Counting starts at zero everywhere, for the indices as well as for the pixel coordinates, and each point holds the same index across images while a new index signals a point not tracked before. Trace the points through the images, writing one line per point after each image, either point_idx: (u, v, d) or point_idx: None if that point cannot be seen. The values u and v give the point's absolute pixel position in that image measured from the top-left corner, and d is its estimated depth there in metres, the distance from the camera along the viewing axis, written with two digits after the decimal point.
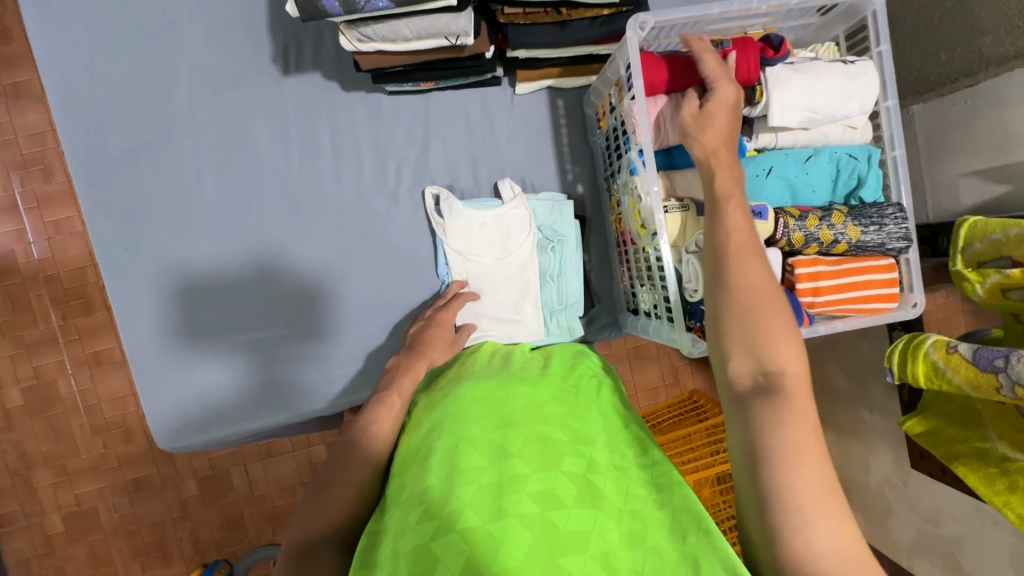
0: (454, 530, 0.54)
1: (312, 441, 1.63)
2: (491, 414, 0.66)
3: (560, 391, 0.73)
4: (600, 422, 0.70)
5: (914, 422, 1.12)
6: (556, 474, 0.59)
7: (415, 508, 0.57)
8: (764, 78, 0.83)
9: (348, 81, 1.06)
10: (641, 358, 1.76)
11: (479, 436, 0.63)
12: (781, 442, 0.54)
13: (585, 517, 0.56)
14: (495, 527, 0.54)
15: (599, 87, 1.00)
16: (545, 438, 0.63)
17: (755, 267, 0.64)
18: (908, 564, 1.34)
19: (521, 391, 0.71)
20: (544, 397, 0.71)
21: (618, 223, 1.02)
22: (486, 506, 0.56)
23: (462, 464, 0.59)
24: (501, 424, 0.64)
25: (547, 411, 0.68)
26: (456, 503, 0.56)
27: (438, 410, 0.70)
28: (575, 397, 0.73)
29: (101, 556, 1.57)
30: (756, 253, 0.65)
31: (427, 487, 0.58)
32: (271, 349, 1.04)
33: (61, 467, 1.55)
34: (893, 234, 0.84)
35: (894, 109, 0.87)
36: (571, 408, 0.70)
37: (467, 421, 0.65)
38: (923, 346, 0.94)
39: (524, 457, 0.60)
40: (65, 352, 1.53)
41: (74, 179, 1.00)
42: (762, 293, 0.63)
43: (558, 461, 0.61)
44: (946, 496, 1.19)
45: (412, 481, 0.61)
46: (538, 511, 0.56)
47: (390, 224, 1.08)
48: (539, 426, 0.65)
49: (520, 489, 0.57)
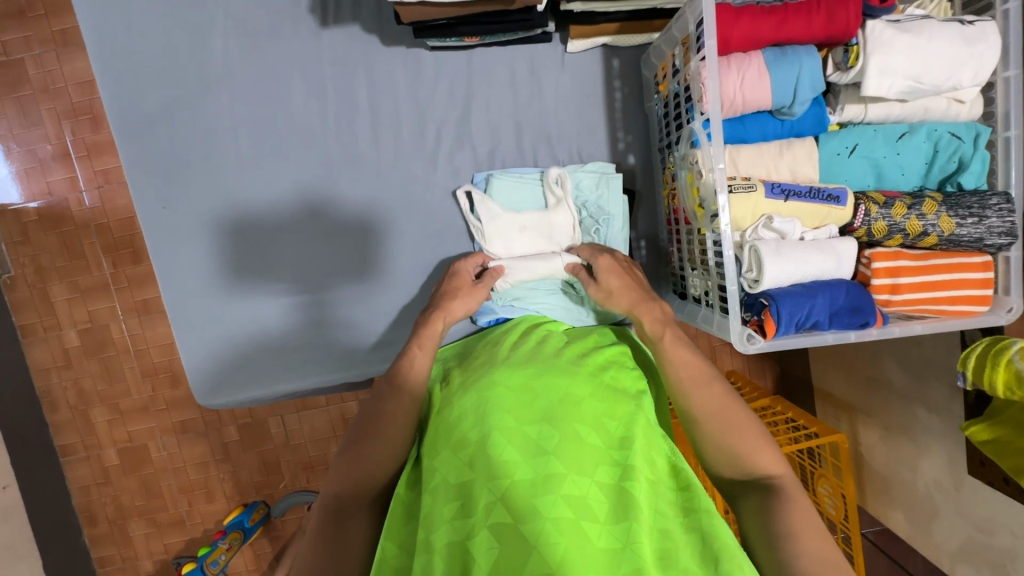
0: (487, 528, 0.55)
1: (345, 398, 1.67)
2: (526, 407, 0.66)
3: (597, 386, 0.71)
4: (640, 419, 0.67)
5: (979, 428, 1.02)
6: (589, 481, 0.59)
7: (450, 501, 0.59)
8: (861, 36, 0.73)
9: (388, 34, 1.00)
10: (679, 336, 1.69)
11: (515, 430, 0.63)
12: (789, 533, 0.60)
13: (617, 532, 0.55)
14: (526, 528, 0.54)
15: (661, 46, 0.90)
16: (580, 439, 0.62)
17: (706, 390, 0.71)
18: (949, 568, 1.28)
19: (556, 384, 0.69)
20: (583, 391, 0.68)
21: (672, 200, 0.95)
22: (520, 500, 0.56)
23: (496, 458, 0.60)
24: (538, 418, 0.64)
25: (583, 408, 0.66)
26: (489, 498, 0.57)
27: (470, 396, 0.69)
28: (613, 394, 0.70)
29: (151, 489, 1.67)
30: (708, 374, 0.73)
31: (462, 478, 0.60)
32: (305, 313, 1.04)
33: (114, 406, 1.63)
34: (994, 228, 0.75)
35: (1015, 80, 0.76)
36: (610, 407, 0.68)
37: (502, 411, 0.65)
38: (1007, 351, 0.85)
39: (558, 456, 0.60)
40: (115, 299, 1.58)
41: (115, 129, 0.99)
42: (722, 412, 0.69)
43: (593, 467, 0.60)
44: (1005, 508, 1.10)
45: (445, 469, 0.62)
46: (571, 515, 0.55)
47: (427, 190, 1.03)
48: (576, 426, 0.63)
49: (555, 489, 0.57)
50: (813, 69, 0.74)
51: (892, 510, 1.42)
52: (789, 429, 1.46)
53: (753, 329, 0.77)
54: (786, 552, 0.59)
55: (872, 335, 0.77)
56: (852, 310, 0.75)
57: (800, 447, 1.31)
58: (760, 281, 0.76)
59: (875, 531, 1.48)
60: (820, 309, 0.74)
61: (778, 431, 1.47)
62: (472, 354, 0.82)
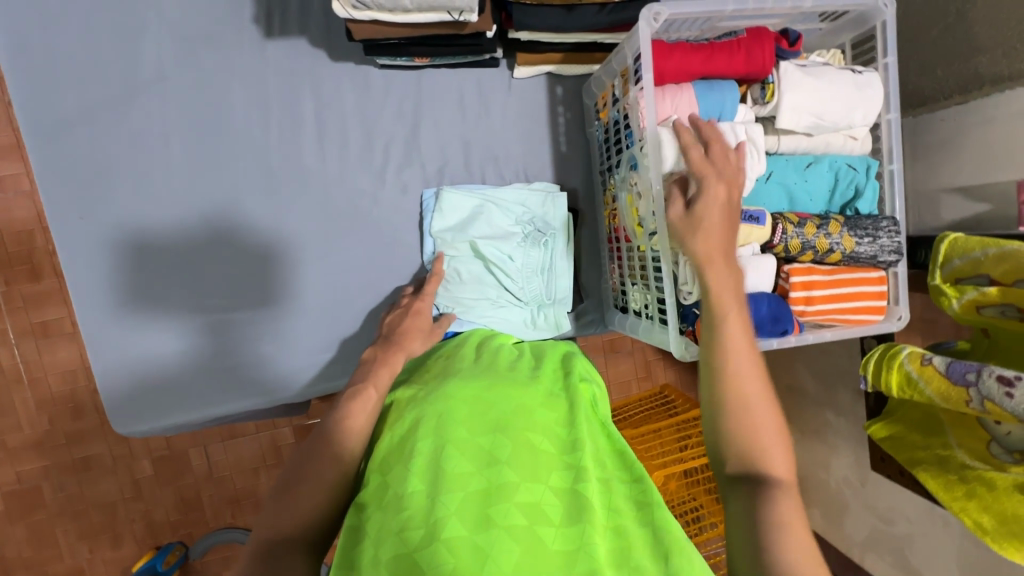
0: (439, 539, 0.55)
1: (277, 424, 1.57)
2: (479, 415, 0.66)
3: (550, 395, 0.73)
4: (588, 425, 0.69)
5: (878, 426, 1.15)
6: (543, 488, 0.60)
7: (398, 512, 0.58)
8: (775, 75, 0.83)
9: (335, 49, 1.00)
10: (616, 352, 1.79)
11: (468, 440, 0.63)
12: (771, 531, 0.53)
13: (571, 534, 0.57)
14: (482, 538, 0.55)
15: (602, 77, 0.96)
16: (533, 448, 0.64)
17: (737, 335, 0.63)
18: (858, 558, 1.41)
19: (510, 394, 0.70)
20: (535, 401, 0.70)
21: (612, 219, 1.00)
22: (471, 514, 0.57)
23: (450, 470, 0.60)
24: (490, 429, 0.65)
25: (536, 417, 0.68)
26: (441, 511, 0.57)
27: (423, 407, 0.69)
28: (567, 402, 0.72)
29: (43, 536, 1.48)
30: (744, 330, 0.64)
31: (411, 492, 0.59)
32: (237, 331, 0.99)
33: (0, 443, 1.44)
34: (885, 246, 0.86)
35: (896, 122, 0.88)
36: (561, 415, 0.70)
37: (455, 422, 0.65)
38: (898, 356, 0.96)
39: (512, 465, 0.61)
40: (8, 321, 1.42)
41: (25, 133, 0.91)
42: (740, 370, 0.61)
43: (547, 474, 0.62)
44: (901, 498, 1.24)
45: (395, 482, 0.61)
46: (526, 523, 0.57)
47: (375, 205, 1.03)
48: (528, 434, 0.65)
49: (508, 499, 0.58)
50: (734, 101, 0.83)
51: (809, 508, 1.54)
52: None
53: (689, 337, 0.83)
54: None
55: (791, 341, 0.85)
56: (773, 320, 0.83)
57: None
58: (694, 293, 0.82)
59: None
60: None
61: None
62: (424, 367, 0.82)
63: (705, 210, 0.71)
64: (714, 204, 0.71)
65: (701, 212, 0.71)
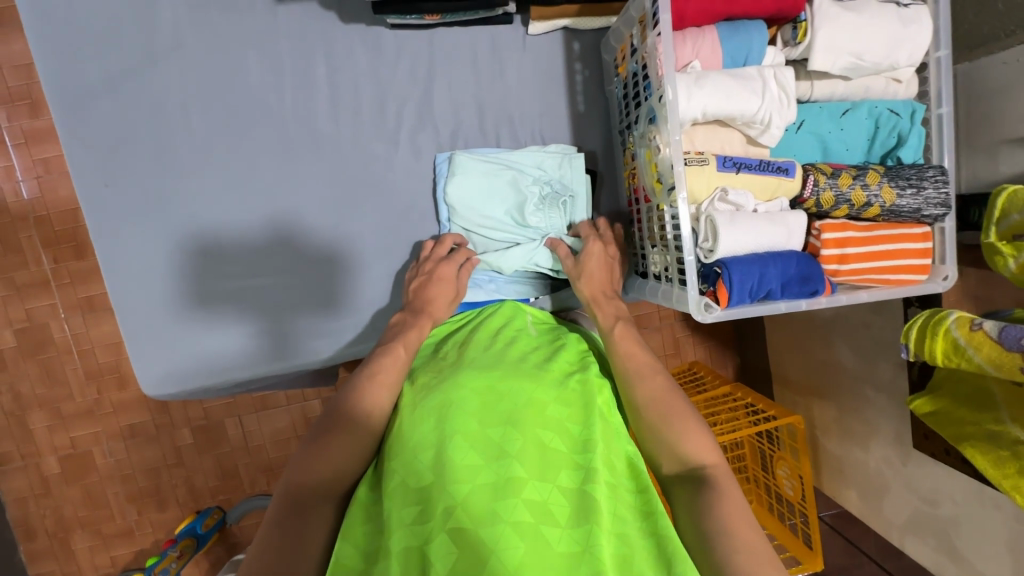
0: (446, 530, 0.56)
1: (307, 396, 1.61)
2: (489, 409, 0.67)
3: (564, 389, 0.71)
4: (602, 425, 0.68)
5: (922, 401, 1.07)
6: (550, 490, 0.60)
7: (410, 504, 0.59)
8: (809, 12, 0.77)
9: (347, 11, 0.98)
10: (644, 327, 1.75)
11: (478, 433, 0.64)
12: (726, 527, 0.60)
13: (576, 538, 0.57)
14: (488, 533, 0.56)
15: (620, 28, 0.90)
16: (543, 445, 0.64)
17: (651, 380, 0.72)
18: (898, 542, 1.34)
19: (523, 388, 0.69)
20: (549, 396, 0.69)
21: (631, 179, 0.96)
22: (478, 509, 0.57)
23: (458, 460, 0.61)
24: (501, 422, 0.65)
25: (548, 413, 0.67)
26: (449, 502, 0.58)
27: (434, 397, 0.69)
28: (581, 398, 0.71)
29: (96, 499, 1.58)
30: (653, 366, 0.74)
31: (422, 482, 0.61)
32: (258, 300, 1.00)
33: (54, 411, 1.53)
34: (931, 199, 0.79)
35: (946, 60, 0.80)
36: (574, 412, 0.69)
37: (464, 414, 0.66)
38: (945, 322, 0.89)
39: (521, 461, 0.61)
40: (57, 296, 1.49)
41: (54, 106, 0.93)
42: (665, 401, 0.70)
43: (555, 474, 0.62)
44: (946, 477, 1.16)
45: (406, 469, 0.62)
46: (532, 521, 0.57)
47: (389, 170, 1.02)
48: (538, 431, 0.65)
49: (515, 495, 0.58)
50: (761, 44, 0.78)
51: (846, 489, 1.48)
52: (749, 414, 1.50)
53: (709, 298, 0.79)
54: (723, 546, 0.59)
55: (821, 303, 0.80)
56: (803, 279, 0.78)
57: (758, 430, 1.34)
58: (715, 250, 0.77)
59: (830, 513, 1.54)
60: (772, 277, 0.77)
61: (738, 417, 1.50)
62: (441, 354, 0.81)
63: (587, 260, 0.90)
64: (593, 254, 0.90)
65: (585, 262, 0.90)
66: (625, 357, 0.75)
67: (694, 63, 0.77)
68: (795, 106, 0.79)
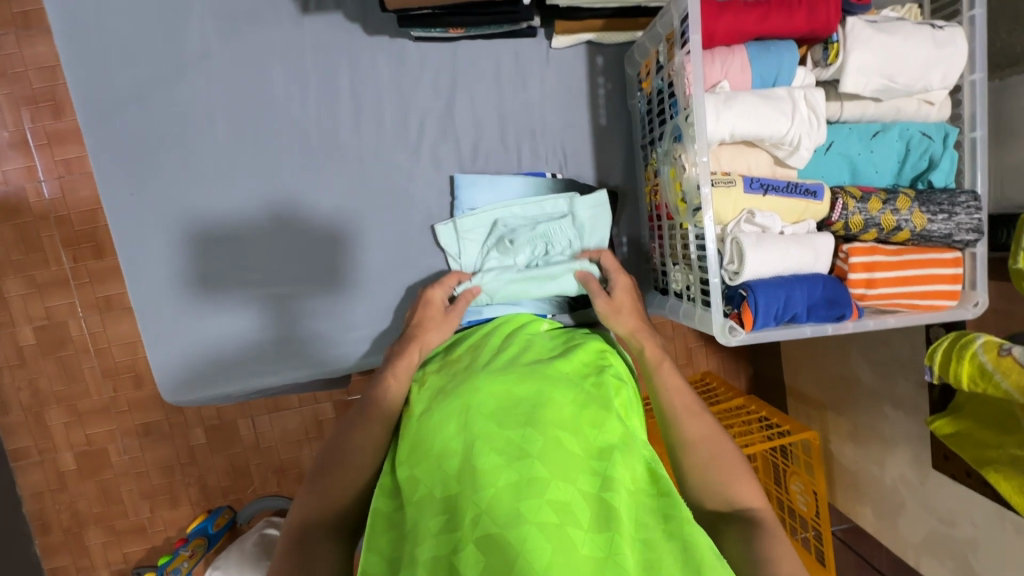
0: (472, 538, 0.56)
1: (319, 399, 1.61)
2: (509, 414, 0.67)
3: (582, 392, 0.71)
4: (620, 429, 0.68)
5: (943, 422, 1.05)
6: (574, 490, 0.60)
7: (435, 512, 0.60)
8: (841, 33, 0.76)
9: (371, 23, 0.98)
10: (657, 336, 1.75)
11: (499, 438, 0.64)
12: (768, 558, 0.62)
13: (599, 541, 0.56)
14: (511, 536, 0.55)
15: (646, 43, 0.89)
16: (564, 446, 0.63)
17: (694, 422, 0.75)
18: (914, 562, 1.32)
19: (541, 393, 0.69)
20: (566, 399, 0.69)
21: (653, 196, 0.96)
22: (503, 512, 0.57)
23: (480, 467, 0.61)
24: (520, 426, 0.65)
25: (567, 415, 0.67)
26: (473, 508, 0.58)
27: (454, 402, 0.70)
28: (599, 400, 0.70)
29: (110, 495, 1.59)
30: (694, 407, 0.76)
31: (448, 490, 0.61)
32: (281, 305, 1.01)
33: (71, 408, 1.55)
34: (962, 224, 0.78)
35: (981, 83, 0.80)
36: (593, 412, 0.69)
37: (485, 419, 0.66)
38: (971, 346, 0.88)
39: (543, 464, 0.61)
40: (76, 295, 1.51)
41: (82, 114, 0.94)
42: (710, 442, 0.73)
43: (577, 475, 0.61)
44: (965, 499, 1.14)
45: (427, 477, 0.63)
46: (555, 522, 0.56)
47: (409, 182, 1.02)
48: (558, 431, 0.64)
49: (538, 497, 0.58)
50: (791, 64, 0.78)
51: (860, 506, 1.46)
52: (763, 427, 1.49)
53: (734, 320, 0.78)
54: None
55: (848, 327, 0.79)
56: (829, 303, 0.77)
57: (773, 445, 1.33)
58: (741, 273, 0.76)
59: (843, 529, 1.52)
60: (798, 300, 0.76)
61: (751, 430, 1.49)
62: (452, 359, 0.81)
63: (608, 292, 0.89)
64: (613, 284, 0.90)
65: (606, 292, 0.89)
66: (669, 394, 0.78)
67: (723, 83, 0.77)
68: (824, 128, 0.78)
